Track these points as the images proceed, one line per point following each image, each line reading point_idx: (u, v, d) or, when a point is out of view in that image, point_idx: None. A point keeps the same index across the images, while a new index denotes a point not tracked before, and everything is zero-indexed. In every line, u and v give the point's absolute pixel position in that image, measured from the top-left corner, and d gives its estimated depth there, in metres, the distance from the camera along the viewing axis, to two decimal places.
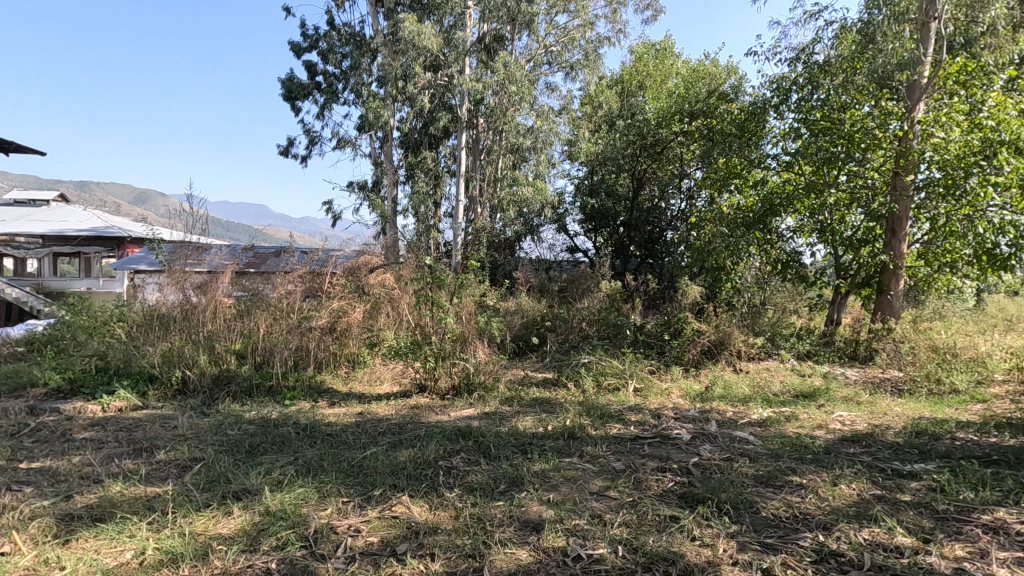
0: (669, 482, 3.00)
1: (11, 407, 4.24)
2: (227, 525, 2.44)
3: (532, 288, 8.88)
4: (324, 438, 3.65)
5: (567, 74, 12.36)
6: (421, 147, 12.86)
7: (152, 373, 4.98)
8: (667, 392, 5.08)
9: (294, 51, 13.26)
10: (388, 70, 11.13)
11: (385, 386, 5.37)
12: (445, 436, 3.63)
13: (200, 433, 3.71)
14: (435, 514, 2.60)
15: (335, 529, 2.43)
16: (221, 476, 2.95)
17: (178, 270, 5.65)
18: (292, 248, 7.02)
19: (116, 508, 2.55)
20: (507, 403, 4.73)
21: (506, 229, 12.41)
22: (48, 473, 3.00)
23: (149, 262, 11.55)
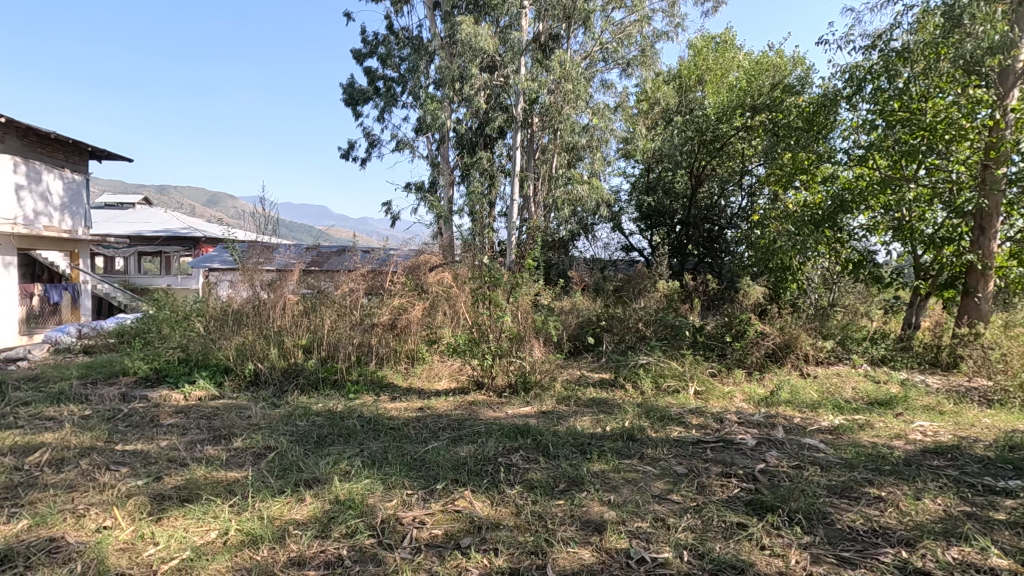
0: (735, 488, 2.90)
1: (106, 394, 4.62)
2: (300, 512, 2.56)
3: (588, 287, 8.81)
4: (387, 431, 3.76)
5: (623, 70, 12.23)
6: (476, 147, 12.99)
7: (228, 365, 5.29)
8: (729, 396, 4.92)
9: (355, 57, 13.68)
10: (445, 72, 11.32)
11: (443, 381, 5.47)
12: (504, 434, 3.65)
13: (272, 423, 3.91)
14: (497, 510, 2.64)
15: (401, 520, 2.50)
16: (293, 465, 3.09)
17: (251, 266, 5.92)
18: (355, 247, 7.28)
19: (201, 490, 2.73)
20: (564, 402, 4.72)
21: (561, 229, 12.40)
22: (140, 456, 3.24)
23: (223, 261, 12.25)
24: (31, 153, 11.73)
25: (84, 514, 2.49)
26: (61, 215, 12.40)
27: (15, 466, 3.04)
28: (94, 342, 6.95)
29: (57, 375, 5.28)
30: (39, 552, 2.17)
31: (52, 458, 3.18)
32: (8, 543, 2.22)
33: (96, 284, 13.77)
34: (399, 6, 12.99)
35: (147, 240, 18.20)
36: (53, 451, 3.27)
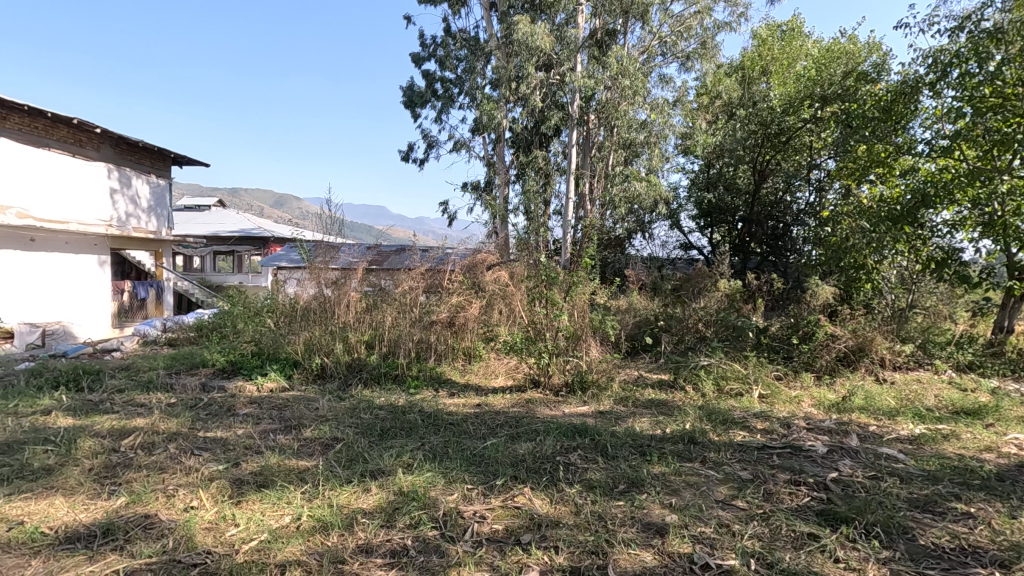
0: (805, 497, 2.78)
1: (189, 384, 4.97)
2: (367, 501, 2.66)
3: (645, 286, 8.66)
4: (446, 426, 3.85)
5: (682, 64, 11.95)
6: (531, 145, 13.01)
7: (296, 359, 5.57)
8: (797, 401, 4.71)
9: (414, 60, 14.00)
10: (502, 72, 11.40)
11: (500, 379, 5.53)
12: (562, 433, 3.65)
13: (339, 415, 4.07)
14: (556, 508, 2.64)
15: (463, 514, 2.55)
16: (359, 456, 3.21)
17: (318, 265, 6.18)
18: (416, 246, 7.48)
19: (275, 477, 2.89)
20: (622, 403, 4.66)
21: (617, 227, 12.25)
22: (220, 442, 3.46)
23: (291, 260, 12.84)
24: (122, 160, 12.76)
25: (173, 494, 2.69)
26: (148, 217, 13.38)
27: (113, 448, 3.32)
28: (177, 335, 7.48)
29: (146, 365, 5.71)
30: (136, 527, 2.36)
31: (144, 442, 3.45)
32: (109, 517, 2.43)
33: (177, 281, 14.79)
34: (457, 8, 13.18)
35: (222, 240, 19.37)
36: (144, 435, 3.55)
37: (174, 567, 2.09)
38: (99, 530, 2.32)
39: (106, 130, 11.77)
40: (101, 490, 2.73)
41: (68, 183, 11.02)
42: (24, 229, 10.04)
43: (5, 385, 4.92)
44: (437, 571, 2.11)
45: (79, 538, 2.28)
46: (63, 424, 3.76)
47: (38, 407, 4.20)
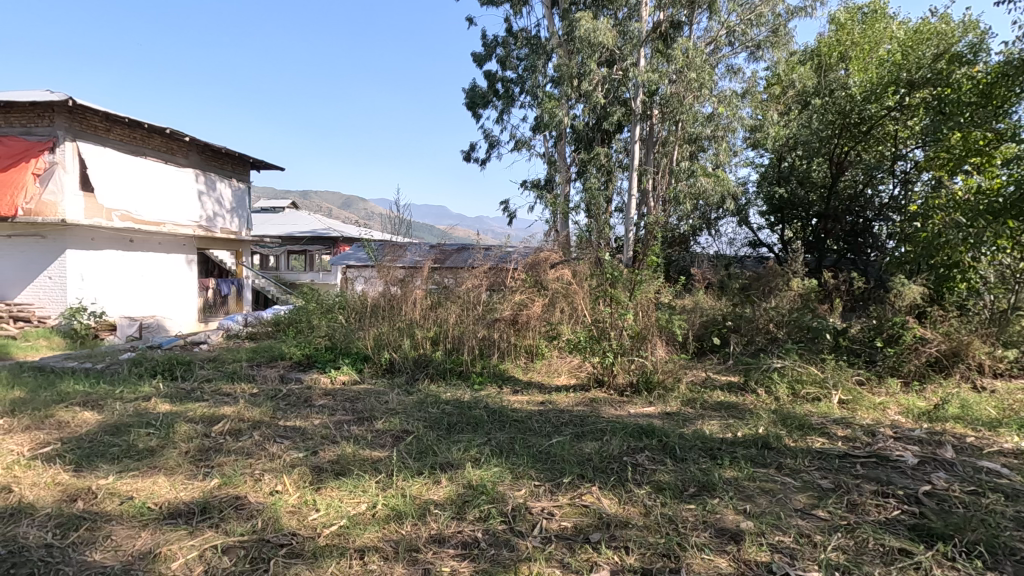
0: (893, 510, 2.61)
1: (269, 375, 5.28)
2: (437, 493, 2.73)
3: (712, 285, 8.39)
4: (511, 423, 3.88)
5: (752, 53, 11.49)
6: (593, 142, 12.86)
7: (366, 354, 5.79)
8: (882, 408, 4.41)
9: (476, 61, 14.17)
10: (564, 70, 11.35)
11: (562, 377, 5.51)
12: (628, 433, 3.59)
13: (407, 409, 4.21)
14: (625, 508, 2.61)
15: (531, 510, 2.57)
16: (428, 449, 3.30)
17: (386, 264, 6.40)
18: (480, 244, 7.60)
19: (351, 466, 3.03)
20: (689, 405, 4.53)
21: (682, 224, 11.94)
22: (299, 432, 3.65)
23: (359, 258, 13.31)
24: (208, 166, 13.59)
25: (260, 478, 2.87)
26: (229, 218, 14.27)
27: (205, 433, 3.58)
28: (257, 329, 7.96)
29: (231, 357, 6.12)
30: (229, 507, 2.54)
31: (232, 428, 3.70)
32: (205, 497, 2.63)
33: (255, 278, 15.74)
34: (518, 7, 13.23)
35: (295, 240, 20.40)
36: (231, 422, 3.80)
37: (263, 546, 2.22)
38: (197, 508, 2.52)
39: (194, 138, 12.56)
40: (197, 472, 2.96)
41: (160, 188, 11.91)
42: (124, 230, 10.99)
43: (112, 372, 5.42)
44: (509, 564, 2.14)
45: (180, 514, 2.48)
46: (161, 409, 4.10)
47: (139, 394, 4.59)
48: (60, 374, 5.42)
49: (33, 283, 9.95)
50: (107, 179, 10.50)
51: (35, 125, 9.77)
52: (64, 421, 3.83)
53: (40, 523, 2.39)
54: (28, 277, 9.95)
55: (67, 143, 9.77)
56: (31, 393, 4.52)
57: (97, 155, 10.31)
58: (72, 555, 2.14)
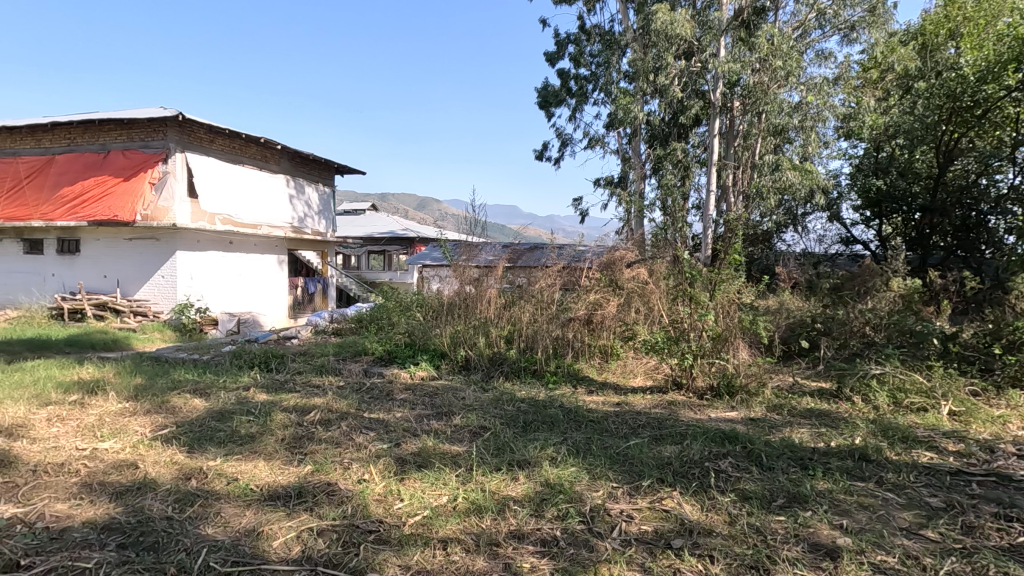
0: (1019, 536, 2.35)
1: (354, 369, 5.57)
2: (515, 489, 2.77)
3: (799, 285, 7.92)
4: (588, 423, 3.85)
5: (846, 36, 10.71)
6: (669, 138, 12.47)
7: (443, 350, 5.97)
8: (1001, 422, 3.98)
9: (549, 60, 14.17)
10: (639, 65, 11.11)
11: (638, 379, 5.41)
12: (710, 438, 3.46)
13: (484, 406, 4.29)
14: (708, 516, 2.53)
15: (610, 511, 2.54)
16: (505, 445, 3.35)
17: (462, 263, 6.55)
18: (554, 243, 7.58)
19: (432, 459, 3.13)
20: (776, 411, 4.30)
21: (765, 220, 11.37)
22: (383, 424, 3.82)
23: (434, 258, 13.65)
24: (298, 171, 14.46)
25: (349, 467, 3.03)
26: (317, 219, 15.13)
27: (299, 421, 3.84)
28: (342, 325, 8.41)
29: (320, 351, 6.50)
30: (322, 493, 2.70)
31: (322, 418, 3.94)
32: (301, 482, 2.82)
33: (339, 277, 16.57)
34: (592, 3, 13.08)
35: (376, 240, 21.29)
36: (321, 412, 4.05)
37: (353, 531, 2.35)
38: (294, 492, 2.70)
39: (285, 146, 13.41)
40: (292, 457, 3.17)
41: (255, 193, 12.83)
42: (225, 233, 11.95)
43: (216, 363, 5.91)
44: (588, 565, 2.13)
45: (278, 496, 2.67)
46: (260, 399, 4.43)
47: (240, 384, 4.98)
48: (173, 364, 5.99)
49: (149, 281, 11.04)
50: (210, 186, 11.48)
51: (151, 139, 10.84)
52: (177, 407, 4.23)
53: (162, 497, 2.67)
54: (145, 276, 11.06)
55: (177, 154, 10.76)
56: (150, 380, 5.02)
57: (201, 164, 11.27)
58: (189, 529, 2.36)
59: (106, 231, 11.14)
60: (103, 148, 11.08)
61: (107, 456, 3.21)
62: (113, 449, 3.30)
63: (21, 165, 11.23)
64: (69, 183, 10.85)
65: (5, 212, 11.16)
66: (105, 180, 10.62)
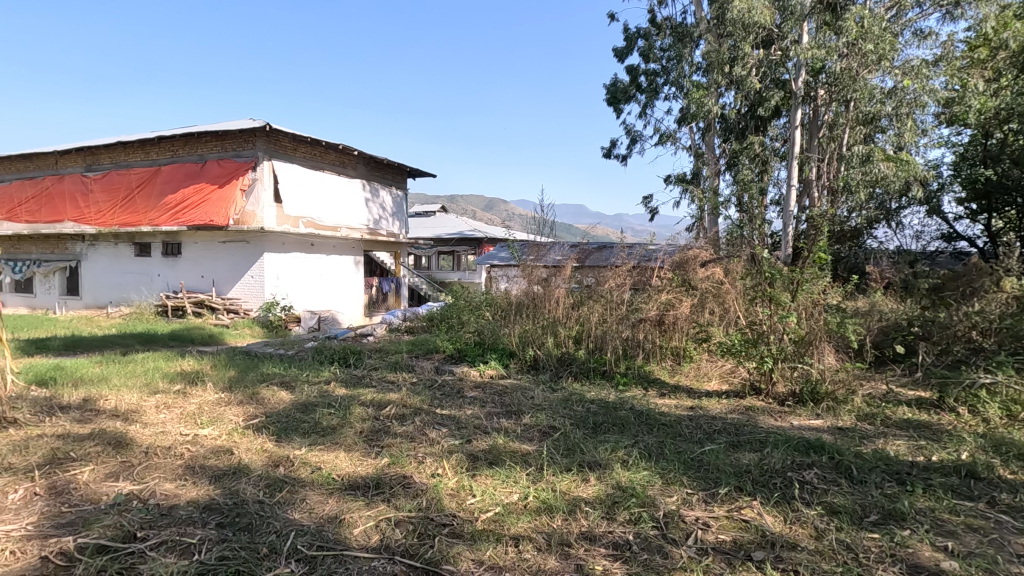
0: None
1: (426, 367, 5.74)
2: (586, 491, 2.75)
3: (893, 285, 7.34)
4: (660, 426, 3.76)
5: (948, 13, 9.80)
6: (746, 131, 11.92)
7: (512, 350, 6.03)
8: None
9: (618, 56, 13.93)
10: (713, 56, 10.70)
11: (712, 383, 5.21)
12: (793, 447, 3.28)
13: (554, 406, 4.28)
14: (792, 529, 2.39)
15: (685, 518, 2.47)
16: (576, 446, 3.33)
17: (530, 263, 6.58)
18: (623, 242, 7.44)
19: (503, 457, 3.17)
20: (867, 421, 4.00)
21: (853, 216, 10.62)
22: (454, 420, 3.92)
23: (502, 257, 13.78)
24: (373, 175, 15.04)
25: (423, 461, 3.13)
26: (390, 221, 15.67)
27: (376, 415, 4.01)
28: (414, 324, 8.69)
29: (394, 349, 6.76)
30: (398, 485, 2.81)
31: (397, 413, 4.09)
32: (379, 473, 2.94)
33: (411, 277, 17.09)
34: None
35: (445, 241, 21.78)
36: (396, 407, 4.21)
37: (428, 524, 2.42)
38: (372, 483, 2.82)
39: (361, 152, 13.99)
40: (370, 450, 3.31)
41: (334, 197, 13.48)
42: (307, 235, 12.66)
43: (300, 358, 6.28)
44: (662, 572, 2.08)
45: (358, 486, 2.81)
46: (340, 393, 4.66)
47: (321, 378, 5.27)
48: (262, 358, 6.42)
49: (240, 281, 11.88)
50: (294, 192, 12.20)
51: (242, 149, 11.65)
52: (266, 398, 4.53)
53: (255, 481, 2.87)
54: (236, 276, 11.91)
55: (264, 162, 11.51)
56: (242, 373, 5.42)
57: (286, 171, 12.00)
58: (279, 512, 2.52)
59: (204, 234, 12.12)
60: (201, 159, 12.02)
61: (207, 442, 3.49)
62: (212, 435, 3.59)
63: (132, 176, 12.41)
64: (172, 192, 11.88)
65: (119, 219, 12.40)
66: (203, 188, 11.56)
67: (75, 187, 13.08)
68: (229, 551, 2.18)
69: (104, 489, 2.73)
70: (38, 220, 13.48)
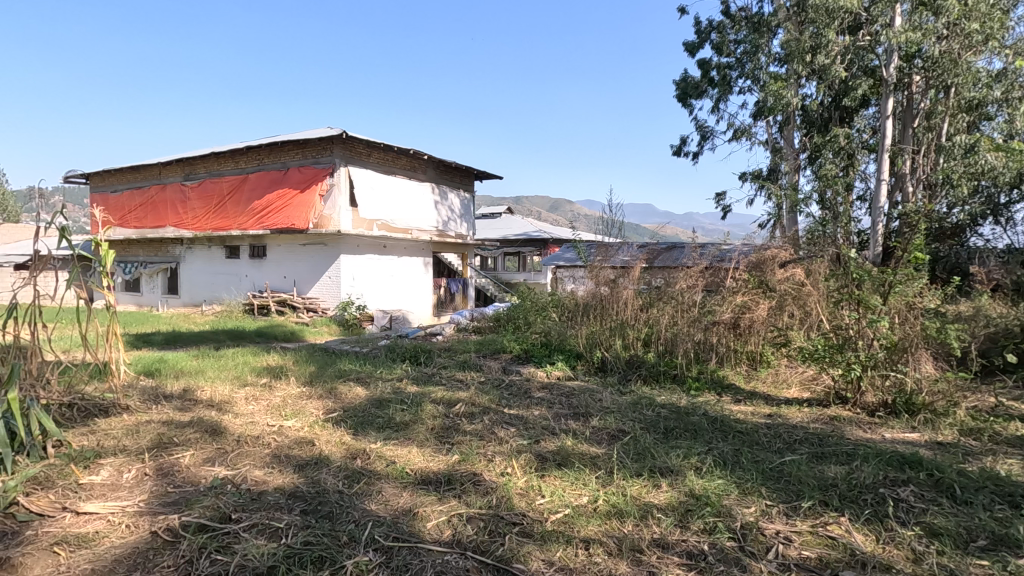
0: None
1: (494, 367, 5.82)
2: (658, 497, 2.68)
3: (1003, 288, 6.65)
4: (735, 434, 3.61)
5: None
6: (830, 123, 11.21)
7: (579, 351, 6.00)
8: None
9: (689, 51, 13.51)
10: (793, 46, 10.16)
11: (793, 391, 4.94)
12: (885, 461, 3.05)
13: (623, 409, 4.21)
14: (886, 549, 2.23)
15: (764, 531, 2.36)
16: (646, 451, 3.26)
17: (597, 264, 6.51)
18: (695, 242, 7.19)
19: (572, 459, 3.15)
20: (972, 437, 3.66)
21: (954, 212, 9.73)
22: (523, 420, 3.94)
23: (569, 258, 13.69)
24: (442, 179, 15.39)
25: (492, 459, 3.17)
26: (457, 223, 15.97)
27: (446, 413, 4.11)
28: (482, 324, 8.82)
29: (463, 348, 6.90)
30: (469, 481, 2.86)
31: (466, 411, 4.17)
32: (450, 469, 3.02)
33: (478, 278, 17.32)
34: None
35: (512, 242, 21.94)
36: (466, 406, 4.30)
37: (498, 521, 2.46)
38: (444, 479, 2.90)
39: (430, 156, 14.35)
40: (441, 447, 3.40)
41: (405, 200, 13.92)
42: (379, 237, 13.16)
43: (374, 356, 6.54)
44: None
45: (430, 481, 2.89)
46: (412, 390, 4.81)
47: (394, 375, 5.47)
48: (339, 355, 6.75)
49: (319, 281, 12.53)
50: (368, 196, 12.73)
51: (320, 156, 12.28)
52: (343, 393, 4.76)
53: (335, 472, 3.02)
54: (315, 276, 12.57)
55: (341, 168, 12.08)
56: (321, 369, 5.71)
57: (361, 176, 12.53)
58: (358, 503, 2.64)
59: (286, 237, 12.88)
60: (283, 166, 12.76)
61: (291, 433, 3.71)
62: (295, 427, 3.82)
63: (223, 183, 13.38)
64: (258, 197, 12.71)
65: (212, 224, 13.42)
66: (285, 194, 12.29)
67: (174, 195, 14.27)
68: (314, 536, 2.31)
69: (203, 473, 2.97)
70: (144, 225, 14.85)
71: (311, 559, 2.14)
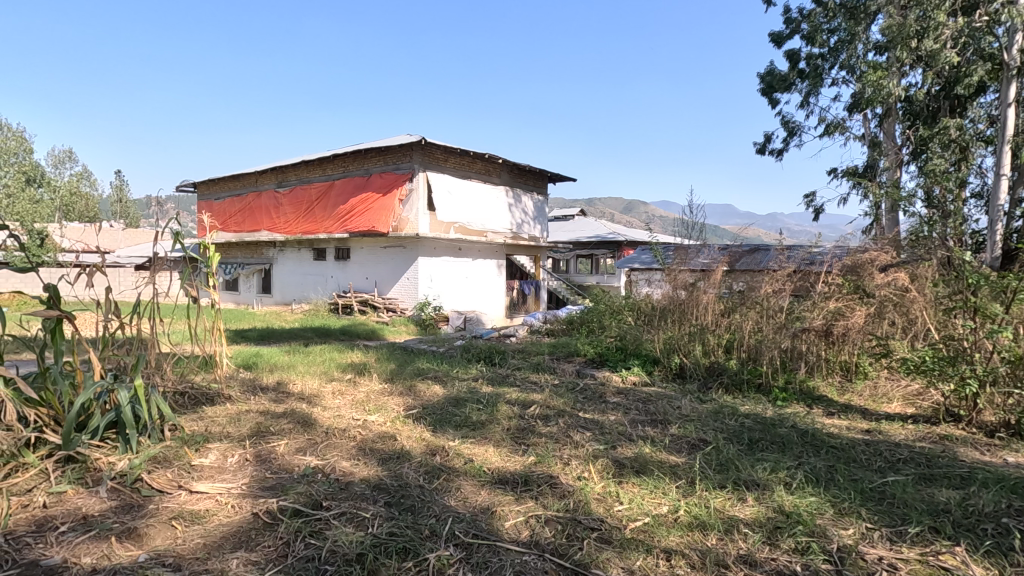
0: None
1: (567, 369, 5.79)
2: (744, 511, 2.56)
3: None
4: (829, 449, 3.37)
5: None
6: (938, 114, 10.23)
7: (656, 356, 5.83)
8: None
9: (776, 43, 12.83)
10: (895, 32, 9.39)
11: (894, 405, 4.52)
12: (1008, 487, 2.74)
13: (703, 418, 4.06)
14: None
15: (865, 556, 2.19)
16: (729, 463, 3.12)
17: (675, 267, 6.30)
18: (782, 245, 6.77)
19: (650, 466, 3.08)
20: None
21: None
22: (598, 425, 3.90)
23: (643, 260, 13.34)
24: (516, 182, 15.52)
25: (569, 463, 3.16)
26: (530, 225, 16.03)
27: (521, 414, 4.14)
28: (554, 326, 8.79)
29: (536, 350, 6.92)
30: (545, 483, 2.87)
31: (542, 412, 4.19)
32: (526, 471, 3.03)
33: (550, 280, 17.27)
34: None
35: (585, 245, 21.74)
36: (541, 407, 4.31)
37: (576, 526, 2.44)
38: (521, 479, 2.92)
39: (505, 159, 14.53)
40: (517, 447, 3.43)
41: (480, 203, 14.19)
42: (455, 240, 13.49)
43: (449, 356, 6.70)
44: None
45: (507, 481, 2.92)
46: (487, 390, 4.89)
47: (469, 375, 5.58)
48: (416, 354, 6.97)
49: (398, 282, 13.01)
50: (444, 199, 13.08)
51: (400, 162, 12.81)
52: (422, 391, 4.92)
53: (416, 467, 3.13)
54: (395, 278, 13.06)
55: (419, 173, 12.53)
56: (400, 367, 5.92)
57: (438, 181, 12.92)
58: (437, 498, 2.72)
59: (368, 240, 13.50)
60: (366, 172, 13.39)
61: (374, 427, 3.89)
62: (378, 422, 3.99)
63: (312, 190, 14.23)
64: (343, 203, 13.41)
65: (302, 228, 14.31)
66: (368, 198, 12.90)
67: (269, 202, 15.34)
68: (398, 527, 2.41)
69: (296, 461, 3.18)
70: (242, 230, 16.08)
71: (396, 549, 2.23)
